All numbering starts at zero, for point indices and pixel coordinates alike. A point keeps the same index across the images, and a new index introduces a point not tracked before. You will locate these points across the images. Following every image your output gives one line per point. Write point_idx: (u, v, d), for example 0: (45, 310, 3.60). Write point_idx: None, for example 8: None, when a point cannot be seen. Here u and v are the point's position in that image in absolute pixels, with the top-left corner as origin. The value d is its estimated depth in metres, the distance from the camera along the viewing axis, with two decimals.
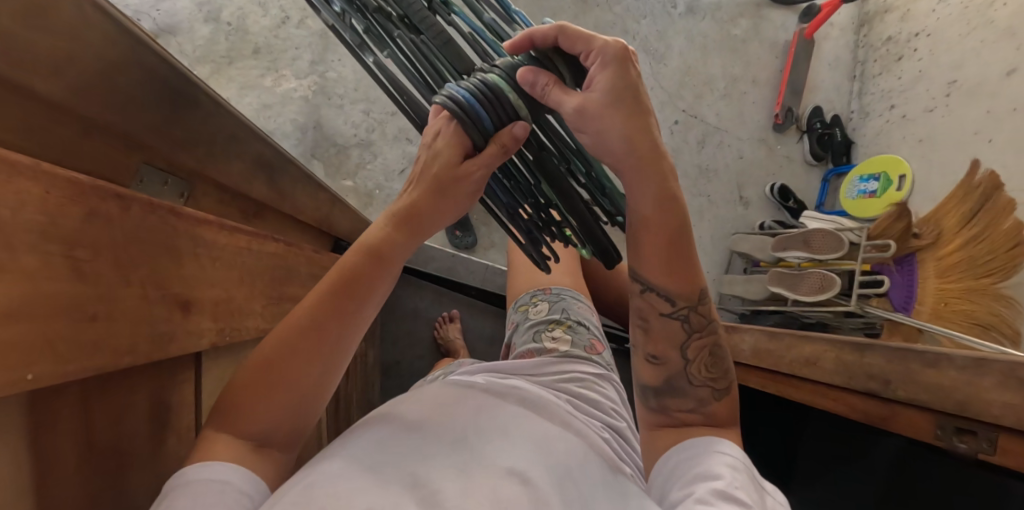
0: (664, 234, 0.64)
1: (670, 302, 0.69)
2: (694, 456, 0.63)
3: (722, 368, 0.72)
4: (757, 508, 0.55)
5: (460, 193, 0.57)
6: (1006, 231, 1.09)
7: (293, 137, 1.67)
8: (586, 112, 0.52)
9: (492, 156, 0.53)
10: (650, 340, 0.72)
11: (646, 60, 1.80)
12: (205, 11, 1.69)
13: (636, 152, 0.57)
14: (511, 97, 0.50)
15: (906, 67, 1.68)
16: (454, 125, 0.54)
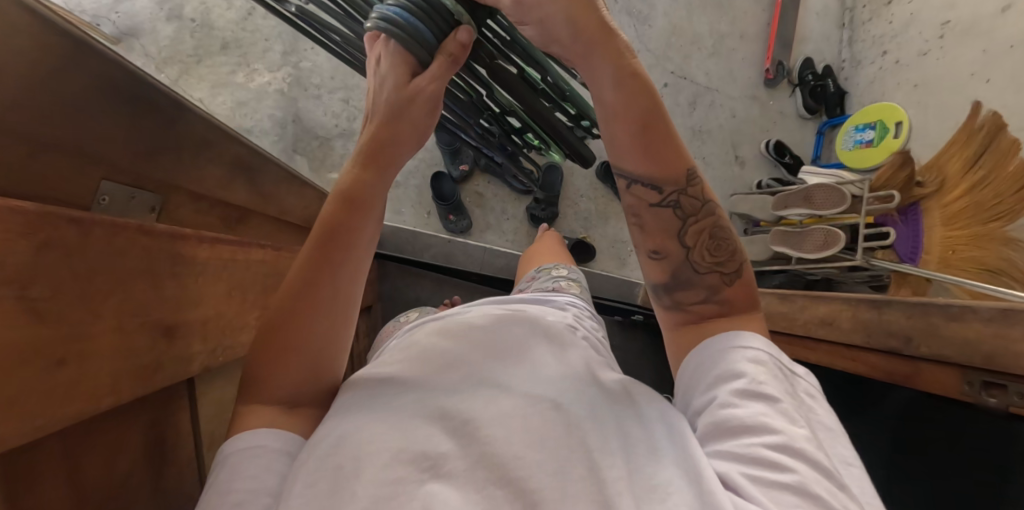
0: (634, 116, 0.66)
1: (656, 191, 0.71)
2: (711, 353, 0.61)
3: (727, 250, 0.73)
4: (788, 400, 0.54)
5: (416, 112, 0.62)
6: (1011, 174, 1.06)
7: (272, 134, 1.61)
8: (525, 5, 0.63)
9: (440, 66, 0.61)
10: (649, 237, 0.75)
11: (630, 23, 1.75)
12: (166, 9, 1.63)
13: (580, 35, 0.64)
14: (447, 4, 0.60)
15: (896, 11, 1.64)
16: (393, 45, 0.60)
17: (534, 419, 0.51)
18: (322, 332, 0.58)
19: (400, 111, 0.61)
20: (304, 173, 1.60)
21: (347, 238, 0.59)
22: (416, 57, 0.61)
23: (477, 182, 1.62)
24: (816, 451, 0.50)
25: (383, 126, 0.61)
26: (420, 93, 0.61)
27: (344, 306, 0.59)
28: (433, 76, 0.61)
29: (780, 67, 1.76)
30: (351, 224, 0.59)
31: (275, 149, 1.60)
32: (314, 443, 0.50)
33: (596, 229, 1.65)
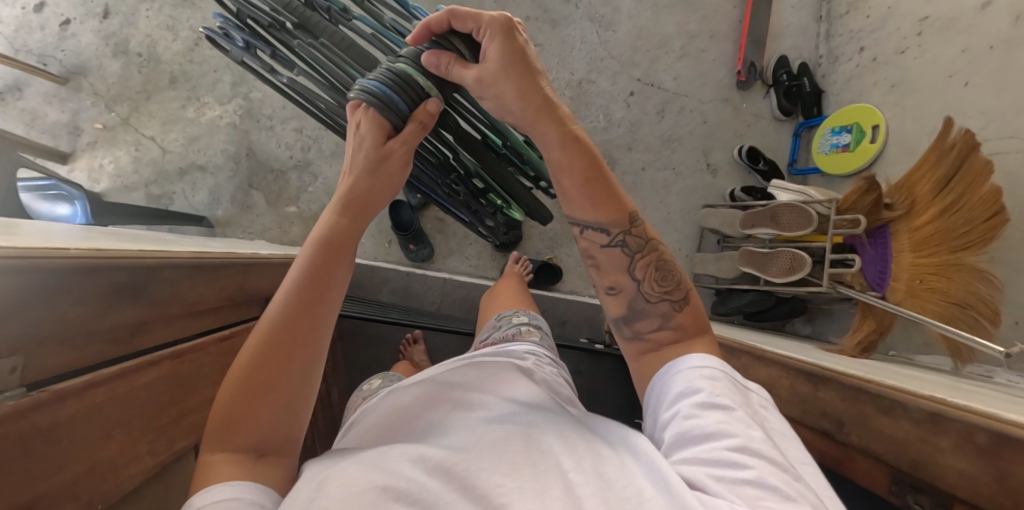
0: (579, 171, 0.70)
1: (604, 233, 0.74)
2: (669, 377, 0.65)
3: (674, 280, 0.74)
4: (742, 408, 0.57)
5: (391, 167, 0.69)
6: (983, 198, 1.01)
7: (226, 169, 1.58)
8: (484, 81, 0.66)
9: (412, 131, 0.68)
10: (604, 274, 0.77)
11: (593, 29, 1.66)
12: (112, 44, 1.61)
13: (528, 107, 0.68)
14: (419, 80, 0.67)
15: (874, 4, 1.56)
16: (372, 111, 0.67)
17: (503, 446, 0.54)
18: (303, 369, 0.62)
19: (375, 167, 0.68)
20: (262, 208, 1.57)
21: (329, 285, 0.65)
22: (390, 121, 0.67)
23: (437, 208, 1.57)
24: (772, 449, 0.52)
25: (362, 179, 0.68)
26: (393, 153, 0.68)
27: (322, 345, 0.64)
28: (404, 140, 0.68)
29: (752, 68, 1.68)
30: (332, 269, 0.65)
31: (231, 185, 1.57)
32: (295, 493, 0.51)
33: (563, 249, 1.60)
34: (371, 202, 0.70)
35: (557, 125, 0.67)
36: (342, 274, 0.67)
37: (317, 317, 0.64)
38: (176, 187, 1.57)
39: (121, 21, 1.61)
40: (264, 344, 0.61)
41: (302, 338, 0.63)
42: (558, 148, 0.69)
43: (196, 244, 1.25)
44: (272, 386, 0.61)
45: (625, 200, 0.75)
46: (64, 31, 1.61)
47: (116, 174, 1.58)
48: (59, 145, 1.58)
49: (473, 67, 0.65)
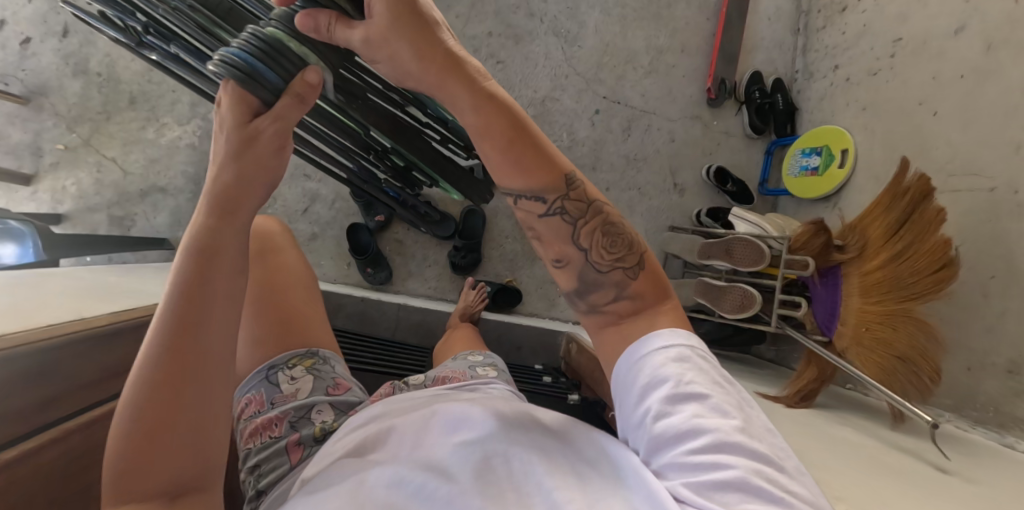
0: (501, 135, 0.61)
1: (541, 201, 0.65)
2: (630, 363, 0.61)
3: (625, 243, 0.67)
4: (714, 391, 0.56)
5: (263, 151, 0.56)
6: (930, 249, 0.97)
7: (187, 191, 1.57)
8: (372, 41, 0.56)
9: (288, 106, 0.55)
10: (548, 247, 0.69)
11: (558, 44, 1.62)
12: (72, 64, 1.60)
13: (429, 67, 0.58)
14: (290, 45, 0.55)
15: (850, 19, 1.56)
16: (233, 86, 0.54)
17: (480, 469, 0.54)
18: (197, 405, 0.53)
19: (241, 150, 0.55)
20: None
21: (214, 296, 0.54)
22: (256, 97, 0.55)
23: (395, 230, 1.55)
24: (745, 440, 0.52)
25: (226, 168, 0.55)
26: (260, 134, 0.55)
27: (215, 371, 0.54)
28: (278, 115, 0.55)
29: (722, 85, 1.65)
30: (212, 277, 0.54)
31: (191, 207, 1.57)
32: None
33: (523, 271, 1.59)
34: (248, 199, 0.57)
35: (464, 85, 0.58)
36: (223, 285, 0.55)
37: (208, 337, 0.54)
38: (138, 209, 1.57)
39: (81, 40, 1.60)
40: (144, 379, 0.51)
41: (191, 364, 0.53)
42: (473, 112, 0.60)
43: (151, 277, 1.26)
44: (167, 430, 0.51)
45: (562, 161, 0.67)
46: (24, 50, 1.60)
47: (78, 196, 1.58)
48: (21, 166, 1.58)
49: (358, 27, 0.55)
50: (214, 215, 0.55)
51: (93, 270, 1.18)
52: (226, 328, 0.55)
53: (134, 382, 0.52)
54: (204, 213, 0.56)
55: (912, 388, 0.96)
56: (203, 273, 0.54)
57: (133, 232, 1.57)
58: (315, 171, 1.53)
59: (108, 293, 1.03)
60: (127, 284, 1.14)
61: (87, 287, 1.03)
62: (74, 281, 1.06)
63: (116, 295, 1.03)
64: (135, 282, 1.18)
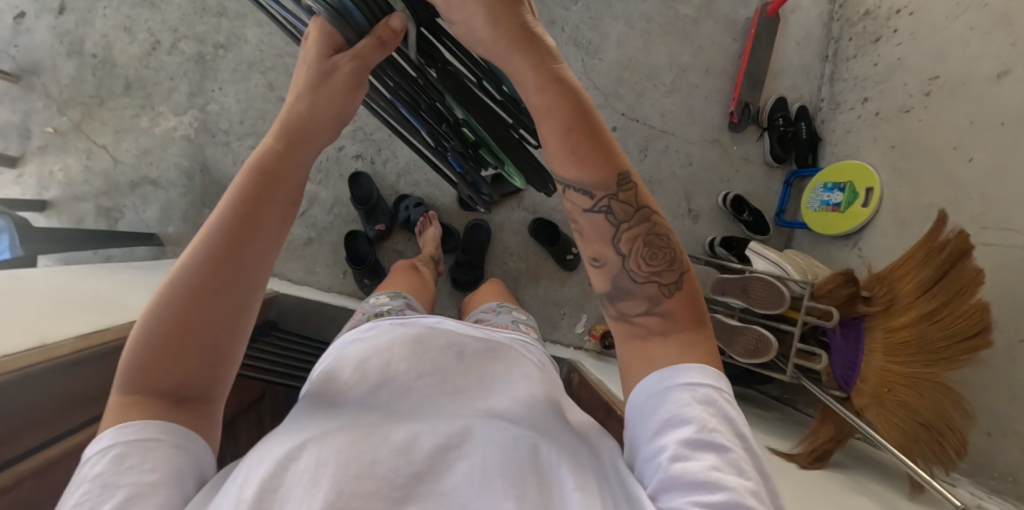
0: (561, 118, 0.57)
1: (587, 195, 0.60)
2: (651, 396, 0.56)
3: (666, 256, 0.61)
4: (736, 447, 0.51)
5: (336, 88, 0.60)
6: (966, 312, 0.92)
7: (179, 185, 1.49)
8: (452, 2, 0.56)
9: (368, 47, 0.58)
10: (586, 244, 0.63)
11: (578, 55, 1.55)
12: (67, 43, 1.53)
13: (501, 35, 0.56)
14: None
15: (883, 51, 1.52)
16: (324, 24, 0.61)
17: (510, 446, 0.52)
18: (229, 312, 0.54)
19: (319, 82, 0.59)
20: None
21: (269, 222, 0.57)
22: (343, 37, 0.61)
23: (395, 239, 1.48)
24: (758, 507, 0.48)
25: (303, 98, 0.60)
26: (337, 70, 0.59)
27: (256, 286, 0.56)
28: (357, 56, 0.59)
29: (745, 110, 1.59)
30: (272, 200, 0.57)
31: (183, 202, 1.49)
32: (253, 463, 0.49)
33: (526, 290, 1.52)
34: (314, 135, 0.61)
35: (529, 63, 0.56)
36: (280, 206, 0.58)
37: (252, 256, 0.55)
38: (126, 201, 1.49)
39: (77, 19, 1.53)
40: (186, 280, 0.53)
41: (231, 277, 0.54)
42: (536, 92, 0.58)
43: (130, 280, 1.18)
44: (196, 330, 0.52)
45: (619, 157, 0.61)
46: (18, 25, 1.53)
47: (66, 183, 1.51)
48: (8, 147, 1.51)
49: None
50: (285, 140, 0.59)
51: (67, 271, 1.10)
52: (275, 249, 0.58)
53: (177, 279, 0.53)
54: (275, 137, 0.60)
55: (934, 456, 0.92)
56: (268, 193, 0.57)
57: (119, 224, 1.49)
58: (316, 174, 1.46)
59: (75, 302, 0.94)
60: (96, 288, 1.05)
61: (51, 292, 0.95)
62: (31, 281, 0.97)
63: (81, 303, 0.95)
64: (112, 287, 1.10)
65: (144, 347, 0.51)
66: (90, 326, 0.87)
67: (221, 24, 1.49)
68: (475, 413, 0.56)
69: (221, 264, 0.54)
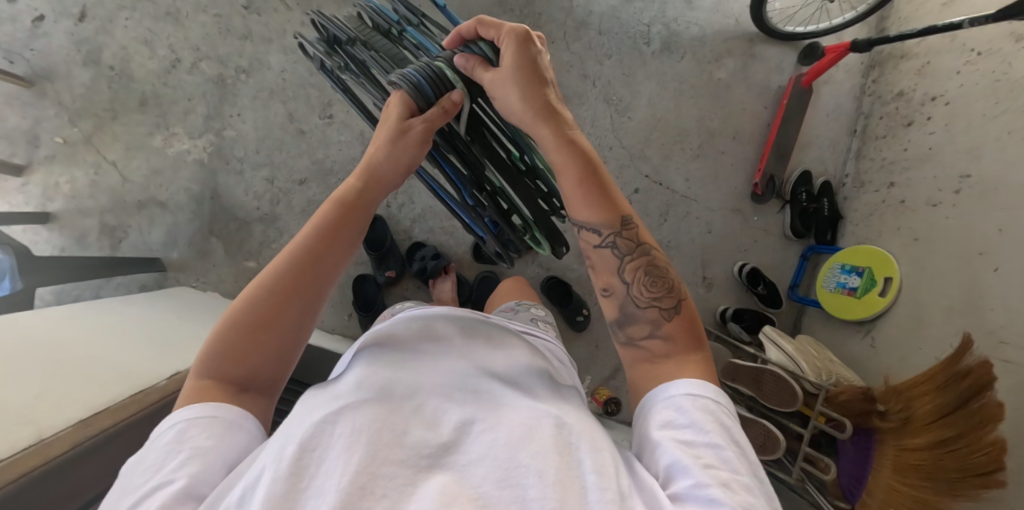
0: (572, 171, 0.67)
1: (596, 233, 0.68)
2: (655, 400, 0.61)
3: (666, 284, 0.67)
4: (732, 446, 0.54)
5: (410, 142, 0.68)
6: (986, 449, 0.90)
7: (187, 210, 1.45)
8: (496, 83, 0.65)
9: (436, 115, 0.67)
10: (597, 275, 0.71)
11: (608, 111, 1.51)
12: (85, 52, 1.49)
13: (531, 109, 0.67)
14: (449, 75, 0.67)
15: (914, 137, 1.54)
16: (403, 95, 0.68)
17: (532, 427, 0.52)
18: (293, 321, 0.64)
19: (395, 139, 0.68)
20: (218, 259, 1.44)
21: (339, 249, 0.68)
22: (417, 105, 0.68)
23: (404, 285, 1.44)
24: (747, 496, 0.50)
25: (378, 152, 0.70)
26: (412, 130, 0.67)
27: (318, 301, 0.66)
28: (427, 122, 0.67)
29: (770, 182, 1.57)
30: (344, 230, 0.68)
31: (190, 227, 1.45)
32: (289, 425, 0.52)
33: None
34: (383, 178, 0.72)
35: (549, 128, 0.67)
36: (350, 237, 0.69)
37: (320, 280, 0.66)
38: (132, 221, 1.46)
39: (97, 27, 1.48)
40: (264, 293, 0.64)
41: (301, 294, 0.64)
42: (555, 148, 0.67)
43: (116, 319, 1.10)
44: (266, 333, 0.63)
45: (622, 204, 0.70)
46: (35, 27, 1.49)
47: (72, 196, 1.47)
48: (15, 153, 1.47)
49: (490, 70, 0.65)
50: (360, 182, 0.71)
51: (43, 315, 1.02)
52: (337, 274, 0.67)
53: (256, 290, 0.64)
54: (352, 180, 0.71)
55: None
56: (341, 226, 0.68)
57: (123, 244, 1.46)
58: None
59: (60, 357, 0.87)
60: (79, 332, 0.98)
61: (23, 349, 0.86)
62: None
63: (69, 358, 0.88)
64: (97, 329, 1.02)
65: (224, 343, 0.62)
66: (76, 398, 0.80)
67: (246, 47, 1.45)
68: (498, 387, 0.59)
69: (295, 283, 0.64)
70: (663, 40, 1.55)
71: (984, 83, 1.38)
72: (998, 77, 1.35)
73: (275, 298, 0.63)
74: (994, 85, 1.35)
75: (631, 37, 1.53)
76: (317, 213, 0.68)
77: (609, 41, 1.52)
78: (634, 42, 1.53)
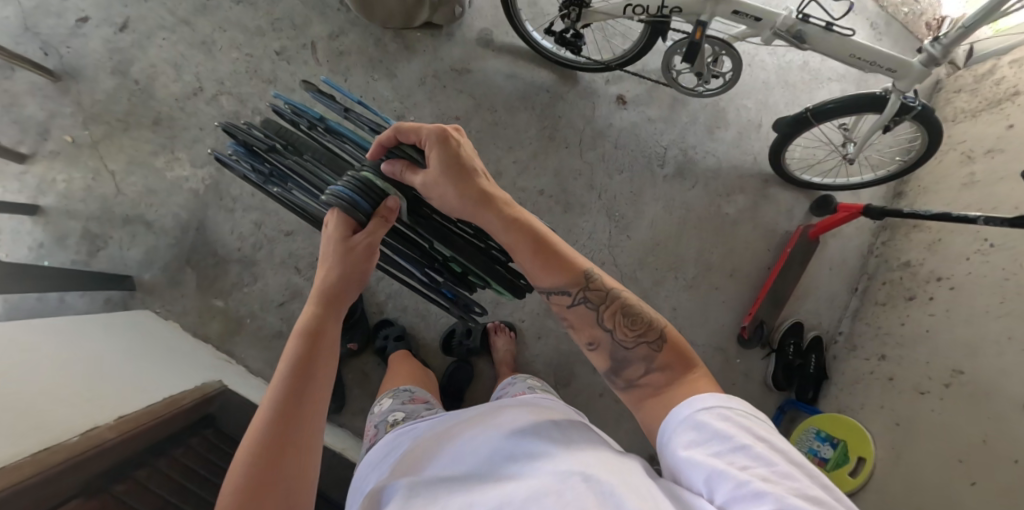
0: (528, 243, 0.69)
1: (565, 294, 0.70)
2: (672, 424, 0.60)
3: (643, 320, 0.69)
4: (760, 442, 0.54)
5: (358, 258, 0.71)
6: None
7: (170, 235, 1.43)
8: (429, 183, 0.69)
9: (376, 227, 0.71)
10: (579, 333, 0.72)
11: (608, 226, 1.50)
12: (116, 61, 1.54)
13: (464, 198, 0.69)
14: (378, 183, 0.71)
15: (912, 313, 1.51)
16: (338, 218, 0.71)
17: (567, 494, 0.53)
18: (296, 457, 0.60)
19: (346, 258, 0.71)
20: (188, 291, 1.41)
21: (322, 368, 0.67)
22: (355, 221, 0.71)
23: (364, 360, 1.39)
24: (796, 491, 0.50)
25: (333, 270, 0.71)
26: (359, 246, 0.70)
27: (315, 429, 0.63)
28: (369, 234, 0.70)
29: (759, 328, 1.53)
30: (316, 353, 0.67)
31: (168, 253, 1.43)
32: None
33: None
34: (346, 289, 0.72)
35: (492, 212, 0.68)
36: (324, 358, 0.67)
37: (312, 401, 0.64)
38: (115, 234, 1.45)
39: (134, 40, 1.54)
40: (255, 444, 0.59)
41: (294, 420, 0.61)
42: (504, 232, 0.69)
43: (48, 347, 1.04)
44: (277, 479, 0.58)
45: (579, 259, 0.71)
46: (78, 28, 1.56)
47: (63, 195, 1.46)
48: (21, 141, 1.48)
49: (419, 172, 0.69)
50: (321, 304, 0.70)
51: None
52: (324, 394, 0.65)
53: (247, 445, 0.59)
54: (311, 306, 0.70)
55: None
56: (308, 350, 0.66)
57: (100, 254, 1.44)
58: (309, 270, 1.43)
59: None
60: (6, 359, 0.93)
61: None
62: None
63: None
64: (20, 357, 0.96)
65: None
66: None
67: (271, 90, 1.48)
68: (517, 470, 0.58)
69: (285, 421, 0.61)
70: (677, 165, 1.58)
71: (993, 277, 1.35)
72: (1010, 275, 1.31)
73: (271, 446, 0.59)
74: (1004, 284, 1.31)
75: (646, 157, 1.56)
76: (285, 349, 0.66)
77: (623, 157, 1.54)
78: (648, 162, 1.56)
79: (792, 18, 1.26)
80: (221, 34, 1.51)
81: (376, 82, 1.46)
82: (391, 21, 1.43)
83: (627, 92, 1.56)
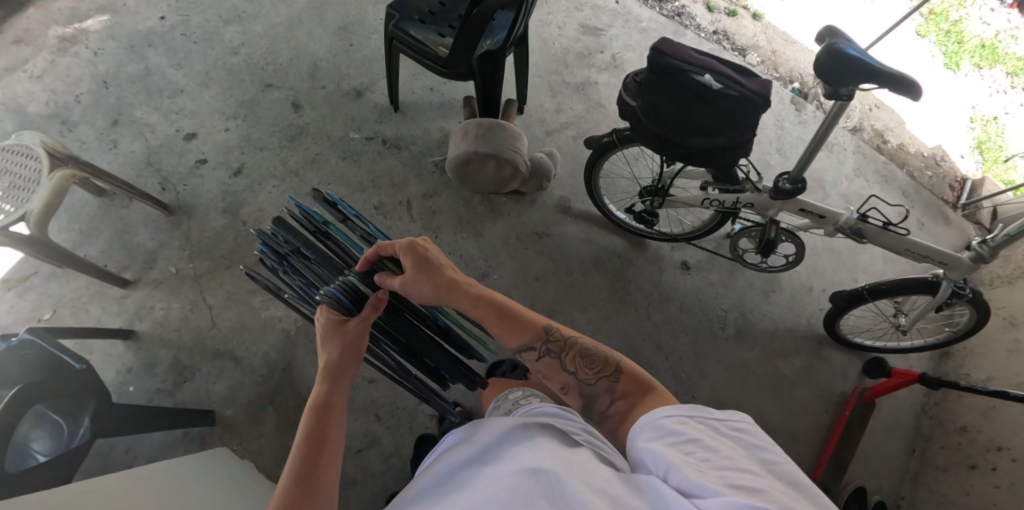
0: (493, 311, 0.81)
1: (532, 349, 0.81)
2: (636, 433, 0.61)
3: (601, 358, 0.78)
4: (708, 436, 0.55)
5: (351, 335, 0.77)
6: None
7: (258, 373, 1.51)
8: (406, 284, 0.80)
9: (368, 312, 0.80)
10: (551, 381, 0.81)
11: (674, 384, 1.55)
12: (226, 202, 1.70)
13: (435, 289, 0.80)
14: (365, 288, 0.81)
15: (976, 482, 1.50)
16: (329, 312, 0.78)
17: (521, 488, 0.50)
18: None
19: (339, 333, 0.77)
20: (268, 432, 1.45)
21: (332, 440, 0.67)
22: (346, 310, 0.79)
23: None
24: (733, 472, 0.50)
25: (332, 349, 0.76)
26: (353, 325, 0.77)
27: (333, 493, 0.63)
28: (363, 318, 0.79)
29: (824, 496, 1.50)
30: (326, 420, 0.68)
31: (253, 390, 1.49)
32: None
33: None
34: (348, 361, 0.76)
35: (461, 296, 0.80)
36: (335, 426, 0.69)
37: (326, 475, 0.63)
38: (203, 366, 1.51)
39: (245, 185, 1.72)
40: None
41: (312, 483, 0.62)
42: (473, 306, 0.81)
43: (170, 492, 1.06)
44: None
45: (538, 318, 0.83)
46: (195, 169, 1.77)
47: (159, 323, 1.56)
48: (131, 268, 1.63)
49: (397, 276, 0.80)
50: (325, 380, 0.73)
51: (106, 481, 0.98)
52: (336, 457, 0.66)
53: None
54: (317, 386, 0.73)
55: None
56: (320, 418, 0.69)
57: (185, 386, 1.49)
58: (386, 415, 1.49)
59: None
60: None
61: None
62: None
63: None
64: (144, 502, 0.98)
65: None
66: None
67: None
68: (482, 479, 0.55)
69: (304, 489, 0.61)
70: (737, 327, 1.66)
71: None
72: None
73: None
74: None
75: (708, 318, 1.65)
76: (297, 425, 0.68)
77: (688, 318, 1.63)
78: (710, 324, 1.64)
79: (853, 218, 1.39)
80: (326, 185, 1.68)
81: (463, 239, 1.60)
82: (481, 188, 1.61)
83: (690, 258, 1.71)
